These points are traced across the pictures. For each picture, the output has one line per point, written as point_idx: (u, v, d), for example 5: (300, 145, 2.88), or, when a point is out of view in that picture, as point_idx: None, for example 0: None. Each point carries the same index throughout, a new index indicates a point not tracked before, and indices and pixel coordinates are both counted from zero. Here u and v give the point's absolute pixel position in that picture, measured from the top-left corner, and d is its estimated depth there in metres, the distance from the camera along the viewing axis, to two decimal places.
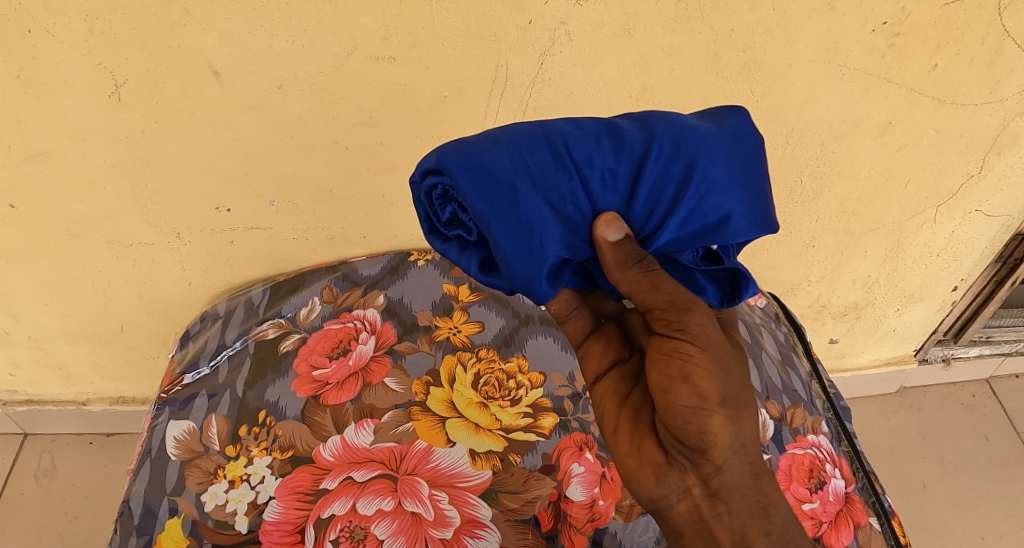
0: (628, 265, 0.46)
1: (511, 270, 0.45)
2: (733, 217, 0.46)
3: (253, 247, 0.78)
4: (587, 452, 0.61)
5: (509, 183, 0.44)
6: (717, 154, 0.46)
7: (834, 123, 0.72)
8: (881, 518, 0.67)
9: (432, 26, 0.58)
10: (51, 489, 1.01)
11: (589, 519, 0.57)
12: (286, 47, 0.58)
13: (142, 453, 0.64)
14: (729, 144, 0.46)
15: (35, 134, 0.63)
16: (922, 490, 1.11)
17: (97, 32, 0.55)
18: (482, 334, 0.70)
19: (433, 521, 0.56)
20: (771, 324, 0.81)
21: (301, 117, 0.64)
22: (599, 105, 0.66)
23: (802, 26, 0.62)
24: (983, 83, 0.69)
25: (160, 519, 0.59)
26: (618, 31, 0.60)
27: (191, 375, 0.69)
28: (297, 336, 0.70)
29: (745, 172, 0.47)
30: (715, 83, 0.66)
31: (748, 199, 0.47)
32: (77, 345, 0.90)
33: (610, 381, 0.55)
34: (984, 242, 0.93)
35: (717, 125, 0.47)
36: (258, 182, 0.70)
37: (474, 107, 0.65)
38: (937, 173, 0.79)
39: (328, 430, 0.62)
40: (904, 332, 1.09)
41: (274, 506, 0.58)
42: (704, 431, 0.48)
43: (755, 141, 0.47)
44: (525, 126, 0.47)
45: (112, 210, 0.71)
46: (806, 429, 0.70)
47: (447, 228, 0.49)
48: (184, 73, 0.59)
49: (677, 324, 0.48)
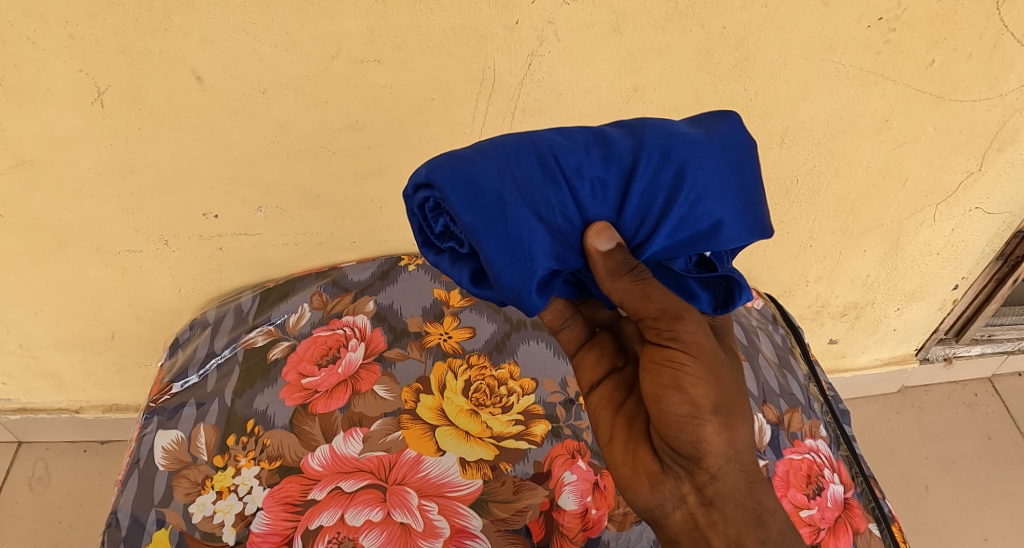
0: (619, 275, 0.45)
1: (501, 282, 0.44)
2: (725, 223, 0.45)
3: (242, 253, 0.77)
4: (579, 460, 0.60)
5: (498, 195, 0.43)
6: (708, 160, 0.45)
7: (830, 120, 0.70)
8: (881, 523, 0.65)
9: (418, 28, 0.57)
10: (45, 498, 1.01)
11: (581, 528, 0.56)
12: (270, 50, 0.57)
13: (130, 464, 0.63)
14: (720, 149, 0.45)
15: (19, 142, 0.62)
16: (925, 491, 1.09)
17: (78, 38, 0.55)
18: (474, 340, 0.69)
19: (422, 532, 0.55)
20: (769, 325, 0.80)
21: (287, 122, 0.63)
22: (589, 106, 0.65)
23: (796, 23, 0.61)
24: (982, 79, 0.68)
25: (147, 531, 0.58)
26: (607, 30, 0.59)
27: (180, 384, 0.68)
28: (287, 343, 0.70)
29: (737, 176, 0.46)
30: (707, 82, 0.65)
31: (741, 205, 0.46)
32: (68, 353, 0.89)
33: (604, 390, 0.54)
34: (985, 239, 0.91)
35: (707, 130, 0.46)
36: (245, 187, 0.69)
37: (462, 110, 0.64)
38: (936, 170, 0.78)
39: (317, 440, 0.61)
40: (905, 332, 1.08)
41: (262, 517, 0.57)
42: (697, 440, 0.47)
43: (747, 145, 0.46)
44: (513, 137, 0.46)
45: (99, 218, 0.70)
46: (804, 434, 0.68)
47: (439, 240, 0.48)
48: (167, 78, 0.58)
49: (669, 332, 0.47)
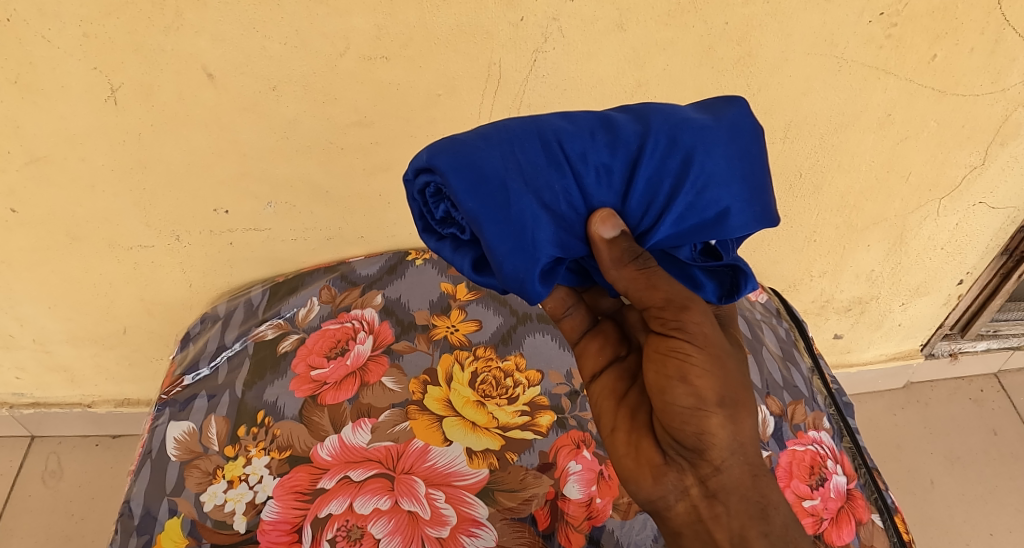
0: (624, 263, 0.46)
1: (503, 270, 0.45)
2: (731, 212, 0.46)
3: (252, 248, 0.78)
4: (584, 450, 0.60)
5: (500, 181, 0.44)
6: (715, 147, 0.46)
7: (833, 115, 0.71)
8: (884, 515, 0.66)
9: (424, 25, 0.58)
10: (57, 491, 1.02)
11: (586, 517, 0.57)
12: (279, 47, 0.58)
13: (143, 454, 0.65)
14: (727, 136, 0.46)
15: (34, 139, 0.64)
16: (930, 486, 1.10)
17: (92, 36, 0.56)
18: (480, 333, 0.70)
19: (429, 520, 0.56)
20: (772, 319, 0.81)
21: (297, 118, 0.64)
22: (593, 100, 0.66)
23: (797, 19, 0.62)
24: (984, 73, 0.68)
25: (160, 520, 0.60)
26: (610, 26, 0.60)
27: (191, 376, 0.69)
28: (296, 336, 0.71)
29: (744, 164, 0.46)
30: (709, 77, 0.65)
31: (748, 193, 0.46)
32: (80, 348, 0.90)
33: (607, 380, 0.55)
34: (989, 234, 0.91)
35: (715, 116, 0.47)
36: (254, 183, 0.70)
37: (468, 106, 0.65)
38: (939, 165, 0.78)
39: (326, 430, 0.62)
40: (910, 326, 1.08)
41: (272, 505, 0.58)
42: (701, 432, 0.48)
43: (754, 133, 0.47)
44: (517, 122, 0.46)
45: (111, 213, 0.72)
46: (807, 425, 0.69)
47: (441, 226, 0.49)
48: (178, 75, 0.59)
49: (674, 323, 0.48)
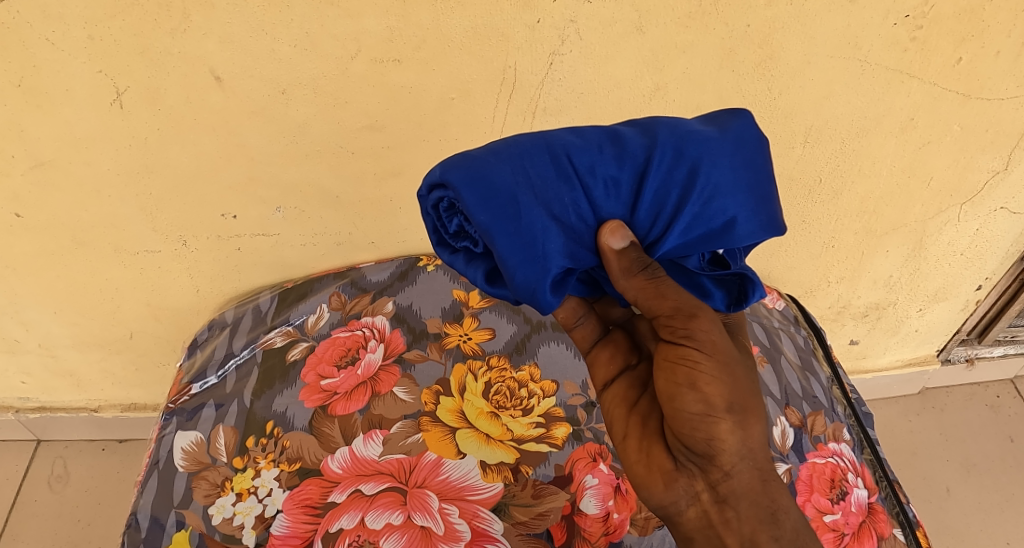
0: (633, 273, 0.45)
1: (515, 280, 0.44)
2: (738, 221, 0.44)
3: (260, 253, 0.77)
4: (601, 463, 0.59)
5: (511, 195, 0.43)
6: (720, 158, 0.44)
7: (855, 119, 0.69)
8: (905, 529, 0.64)
9: (438, 27, 0.56)
10: (64, 496, 1.01)
11: (603, 533, 0.56)
12: (288, 50, 0.57)
13: (150, 464, 0.63)
14: (733, 147, 0.45)
15: (37, 143, 0.62)
16: (946, 494, 1.08)
17: (97, 39, 0.55)
18: (493, 341, 0.69)
19: (443, 536, 0.55)
20: (790, 327, 0.79)
21: (306, 122, 0.62)
22: (610, 105, 0.64)
23: (821, 20, 0.60)
24: (1010, 77, 0.67)
25: (167, 533, 0.58)
26: (629, 28, 0.58)
27: (199, 385, 0.68)
28: (306, 344, 0.69)
29: (751, 174, 0.45)
30: (731, 81, 0.63)
31: (755, 202, 0.45)
32: (87, 352, 0.89)
33: (618, 388, 0.54)
34: (1009, 239, 0.89)
35: (720, 127, 0.45)
36: (262, 188, 0.68)
37: (482, 110, 0.63)
38: (961, 170, 0.76)
39: (337, 441, 0.61)
40: (927, 332, 1.06)
41: (282, 520, 0.57)
42: (711, 438, 0.46)
43: (760, 142, 0.45)
44: (526, 136, 0.45)
45: (117, 218, 0.71)
46: (827, 437, 0.67)
47: (454, 239, 0.48)
48: (185, 78, 0.58)
49: (683, 331, 0.47)
